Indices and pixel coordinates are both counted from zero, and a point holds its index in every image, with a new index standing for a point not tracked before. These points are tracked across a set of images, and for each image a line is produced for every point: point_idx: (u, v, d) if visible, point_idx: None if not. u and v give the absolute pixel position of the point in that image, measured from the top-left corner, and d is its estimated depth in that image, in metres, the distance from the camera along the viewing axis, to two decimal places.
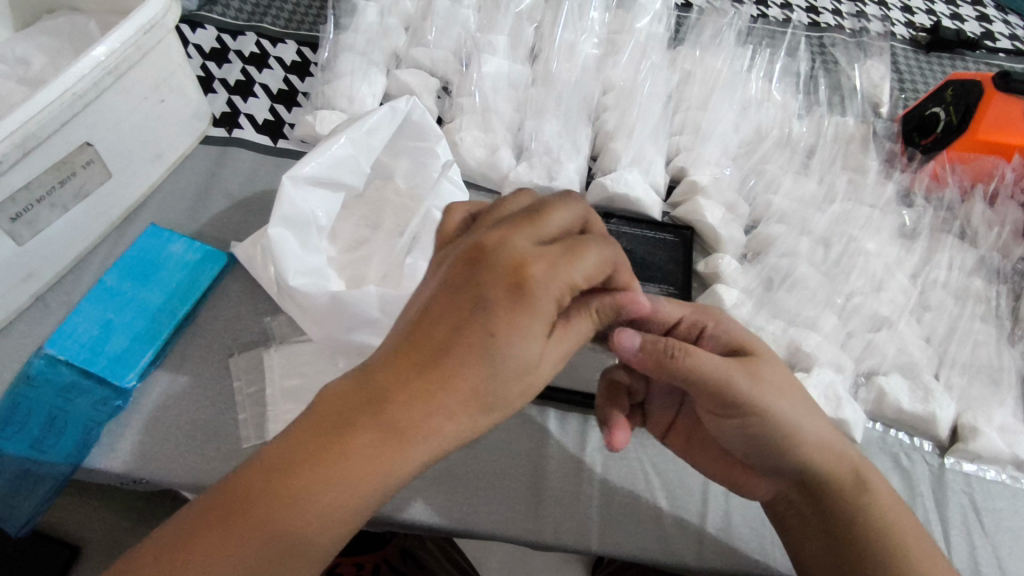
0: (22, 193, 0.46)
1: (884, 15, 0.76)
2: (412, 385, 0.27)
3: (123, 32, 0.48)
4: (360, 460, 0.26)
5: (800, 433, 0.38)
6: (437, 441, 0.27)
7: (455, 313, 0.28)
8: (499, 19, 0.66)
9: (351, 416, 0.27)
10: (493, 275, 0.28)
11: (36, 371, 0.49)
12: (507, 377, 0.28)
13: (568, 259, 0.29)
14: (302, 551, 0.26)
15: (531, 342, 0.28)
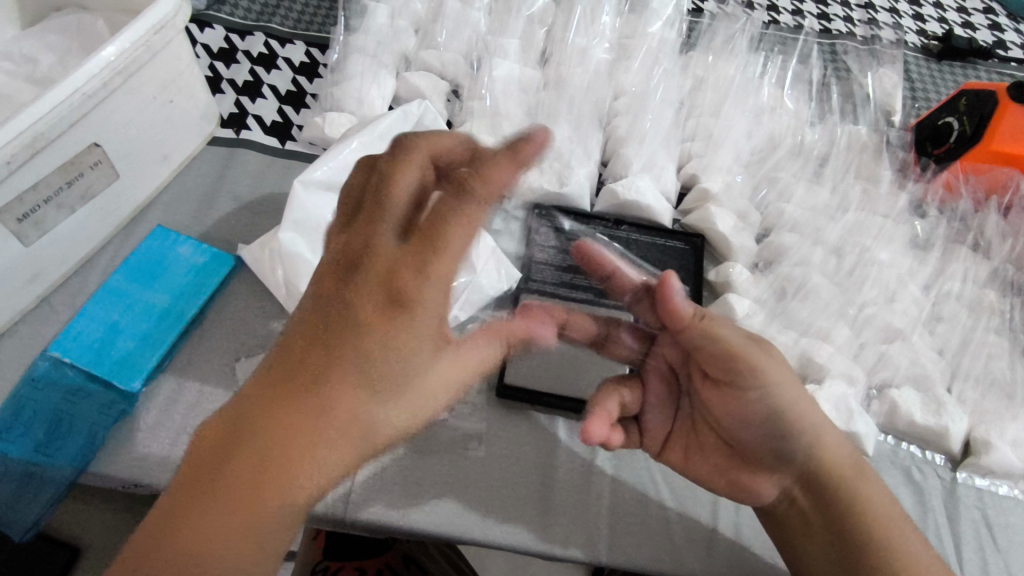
0: (30, 193, 0.46)
1: (896, 22, 0.76)
2: (325, 390, 0.29)
3: (134, 32, 0.47)
4: (276, 463, 0.28)
5: (808, 411, 0.42)
6: (353, 447, 0.30)
7: (339, 320, 0.30)
8: (510, 22, 0.66)
9: (273, 427, 0.28)
10: (371, 283, 0.30)
11: (40, 373, 0.48)
12: (401, 380, 0.31)
13: (433, 250, 0.30)
14: (218, 556, 0.28)
15: (411, 351, 0.31)
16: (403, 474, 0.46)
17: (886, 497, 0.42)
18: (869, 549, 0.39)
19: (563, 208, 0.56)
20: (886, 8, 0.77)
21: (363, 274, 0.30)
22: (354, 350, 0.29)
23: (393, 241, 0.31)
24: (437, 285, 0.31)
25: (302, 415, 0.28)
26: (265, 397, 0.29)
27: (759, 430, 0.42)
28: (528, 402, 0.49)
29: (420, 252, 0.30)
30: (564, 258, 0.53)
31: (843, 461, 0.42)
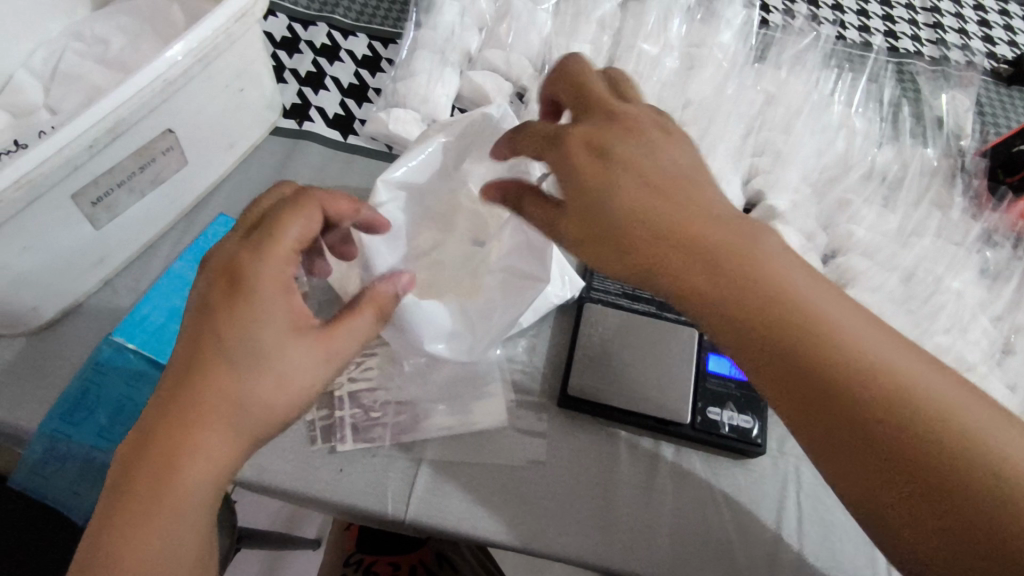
0: (105, 177, 0.45)
1: (965, 44, 0.74)
2: (173, 392, 0.33)
3: (215, 20, 0.47)
4: (138, 467, 0.32)
5: (699, 226, 0.34)
6: (212, 438, 0.33)
7: (192, 333, 0.34)
8: (577, 25, 0.65)
9: (144, 430, 0.33)
10: (213, 282, 0.35)
11: (106, 357, 0.48)
12: (228, 349, 0.34)
13: (270, 239, 0.36)
14: (129, 558, 0.31)
15: (230, 327, 0.34)
16: (463, 477, 0.46)
17: (892, 348, 0.31)
18: (903, 436, 0.29)
19: None
20: (955, 28, 0.75)
21: (211, 290, 0.35)
22: (214, 339, 0.34)
23: (236, 239, 0.37)
24: (276, 259, 0.36)
25: (166, 416, 0.33)
26: (147, 410, 0.34)
27: (665, 261, 0.34)
28: (590, 415, 0.49)
29: (256, 241, 0.36)
30: None
31: (766, 275, 0.33)
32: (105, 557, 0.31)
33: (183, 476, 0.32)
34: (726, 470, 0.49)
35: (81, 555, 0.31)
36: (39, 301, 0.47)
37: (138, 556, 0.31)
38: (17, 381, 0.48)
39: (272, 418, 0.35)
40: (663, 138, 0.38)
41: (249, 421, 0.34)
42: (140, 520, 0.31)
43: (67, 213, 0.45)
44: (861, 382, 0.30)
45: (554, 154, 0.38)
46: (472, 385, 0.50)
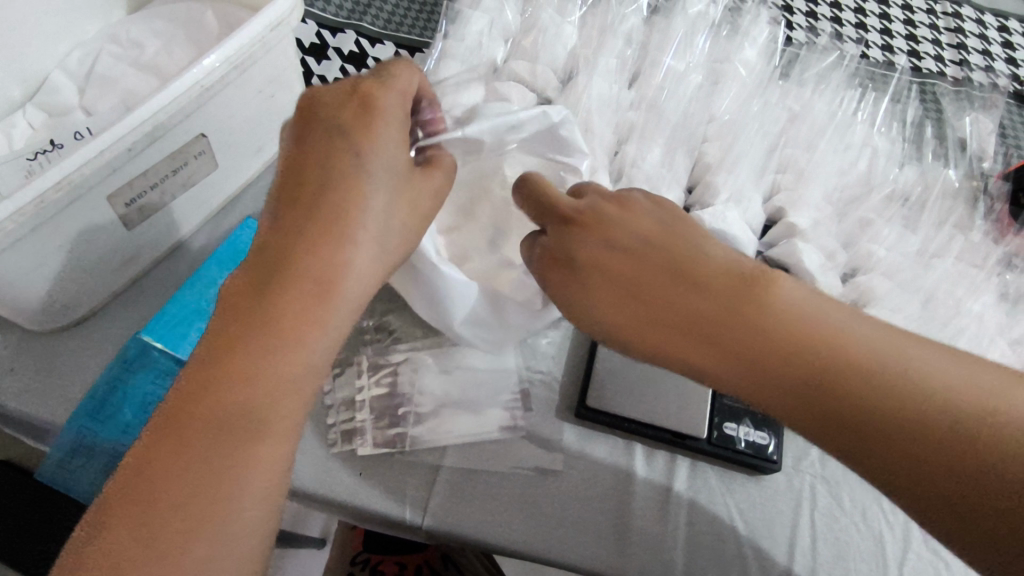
0: (140, 179, 0.46)
1: (988, 65, 0.74)
2: (305, 220, 0.35)
3: (253, 29, 0.48)
4: (281, 291, 0.34)
5: (719, 285, 0.36)
6: (349, 257, 0.36)
7: (304, 164, 0.37)
8: (603, 39, 0.65)
9: (271, 260, 0.35)
10: (341, 109, 0.37)
11: (132, 356, 0.49)
12: (365, 170, 0.37)
13: (394, 78, 0.39)
14: (270, 386, 0.33)
15: (370, 150, 0.37)
16: (480, 486, 0.47)
17: (929, 355, 0.32)
18: (923, 435, 0.30)
19: None
20: (978, 49, 0.75)
21: (324, 123, 0.37)
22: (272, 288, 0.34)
23: (341, 84, 0.39)
24: (396, 97, 0.39)
25: (300, 242, 0.35)
26: (259, 250, 0.35)
27: (694, 329, 0.35)
28: (609, 426, 0.49)
29: (379, 79, 0.39)
30: None
31: (799, 319, 0.34)
32: (252, 382, 0.32)
33: (322, 308, 0.35)
34: (741, 487, 0.49)
35: (207, 386, 0.32)
36: (70, 298, 0.48)
37: (279, 379, 0.33)
38: (47, 376, 0.49)
39: (392, 250, 0.39)
40: (640, 217, 0.40)
41: (383, 245, 0.38)
42: (289, 343, 0.33)
43: (102, 215, 0.45)
44: (906, 394, 0.31)
45: (573, 237, 0.40)
46: (490, 394, 0.50)
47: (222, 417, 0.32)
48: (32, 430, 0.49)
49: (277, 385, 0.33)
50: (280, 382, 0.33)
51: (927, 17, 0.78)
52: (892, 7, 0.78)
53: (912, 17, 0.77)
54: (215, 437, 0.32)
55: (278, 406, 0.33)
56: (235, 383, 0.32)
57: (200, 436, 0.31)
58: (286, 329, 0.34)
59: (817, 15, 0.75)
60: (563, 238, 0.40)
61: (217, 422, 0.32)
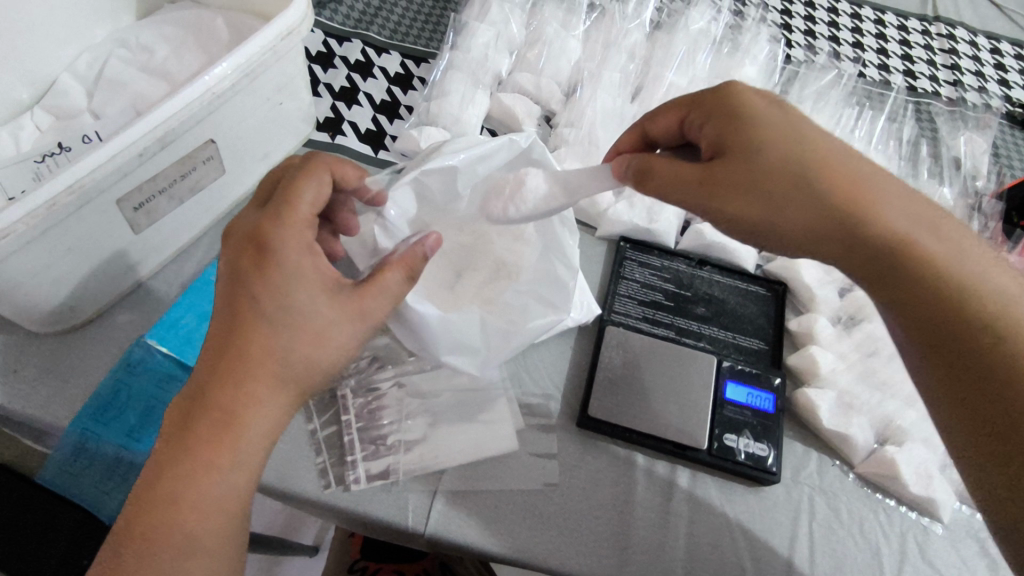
0: (149, 184, 0.47)
1: (982, 85, 0.75)
2: (222, 349, 0.36)
3: (264, 37, 0.49)
4: (195, 420, 0.35)
5: (916, 219, 0.38)
6: (254, 394, 0.35)
7: (222, 295, 0.37)
8: (607, 54, 0.67)
9: (201, 383, 0.35)
10: (241, 255, 0.37)
11: (136, 359, 0.50)
12: (267, 312, 0.36)
13: (288, 209, 0.38)
14: (186, 513, 0.34)
15: (267, 290, 0.36)
16: (482, 496, 0.47)
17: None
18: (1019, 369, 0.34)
19: (649, 244, 0.58)
20: (972, 70, 0.77)
21: (254, 236, 0.37)
22: (216, 379, 0.35)
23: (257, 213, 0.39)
24: (295, 229, 0.37)
25: (216, 371, 0.35)
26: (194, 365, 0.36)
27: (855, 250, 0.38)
28: (610, 436, 0.50)
29: (275, 212, 0.37)
30: (647, 294, 0.56)
31: (955, 274, 0.37)
32: (169, 508, 0.34)
33: (232, 435, 0.35)
34: (740, 498, 0.49)
35: (142, 507, 0.34)
36: (75, 303, 0.48)
37: (205, 500, 0.34)
38: (48, 379, 0.49)
39: (310, 368, 0.37)
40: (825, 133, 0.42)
41: (290, 375, 0.36)
42: (205, 470, 0.34)
43: (111, 218, 0.46)
44: (1022, 357, 0.34)
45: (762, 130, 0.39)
46: (492, 402, 0.51)
47: (147, 532, 0.34)
48: (33, 433, 0.49)
49: (195, 517, 0.34)
50: (199, 508, 0.34)
51: (922, 38, 0.79)
52: (888, 27, 0.79)
53: (907, 37, 0.79)
54: (161, 521, 0.34)
55: (203, 533, 0.34)
56: (183, 465, 0.34)
57: (131, 541, 0.33)
58: (232, 411, 0.35)
59: (814, 34, 0.76)
60: (759, 120, 0.39)
61: (141, 531, 0.34)
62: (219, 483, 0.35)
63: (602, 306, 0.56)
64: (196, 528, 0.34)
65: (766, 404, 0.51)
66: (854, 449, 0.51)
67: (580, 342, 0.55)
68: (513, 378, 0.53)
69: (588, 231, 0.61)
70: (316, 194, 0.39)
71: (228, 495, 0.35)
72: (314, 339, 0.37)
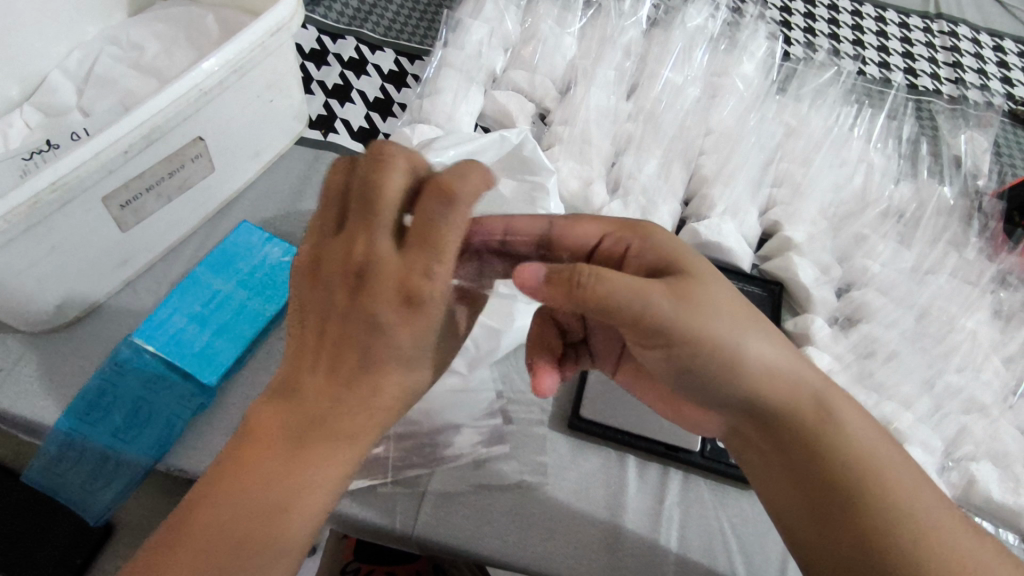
0: (135, 181, 0.46)
1: (983, 84, 0.74)
2: (346, 381, 0.31)
3: (253, 33, 0.48)
4: (303, 451, 0.31)
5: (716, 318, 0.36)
6: (364, 425, 0.32)
7: (343, 312, 0.31)
8: (602, 51, 0.66)
9: (321, 414, 0.31)
10: (381, 294, 0.30)
11: (123, 358, 0.49)
12: (404, 350, 0.32)
13: (440, 251, 0.30)
14: (287, 533, 0.31)
15: (411, 330, 0.31)
16: (471, 498, 0.46)
17: (933, 497, 0.35)
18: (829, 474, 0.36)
19: None
20: (974, 68, 0.76)
21: (404, 277, 0.30)
22: (336, 404, 0.31)
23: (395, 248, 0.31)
24: (447, 273, 0.31)
25: (336, 391, 0.31)
26: (302, 383, 0.32)
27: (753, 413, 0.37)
28: (601, 437, 0.49)
29: (425, 251, 0.30)
30: None
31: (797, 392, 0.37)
32: (271, 526, 0.30)
33: (343, 460, 0.32)
34: (732, 500, 0.49)
35: (222, 522, 0.30)
36: (61, 301, 0.48)
37: (303, 521, 0.31)
38: (36, 378, 0.48)
39: (414, 393, 0.35)
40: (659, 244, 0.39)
41: (402, 403, 0.34)
42: (313, 492, 0.31)
43: (97, 215, 0.45)
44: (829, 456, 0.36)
45: (613, 273, 0.34)
46: (483, 403, 0.50)
47: (233, 547, 0.30)
48: (20, 431, 0.49)
49: (295, 542, 0.31)
50: (299, 527, 0.31)
51: (924, 35, 0.78)
52: (888, 24, 0.78)
53: (908, 34, 0.78)
54: (256, 538, 0.30)
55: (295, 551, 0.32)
56: (288, 484, 0.31)
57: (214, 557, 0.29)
58: (345, 436, 0.32)
59: (814, 31, 0.75)
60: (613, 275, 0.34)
61: (231, 561, 0.29)
62: (320, 506, 0.32)
63: None
64: (293, 543, 0.31)
65: None
66: None
67: None
68: (504, 378, 0.52)
69: None
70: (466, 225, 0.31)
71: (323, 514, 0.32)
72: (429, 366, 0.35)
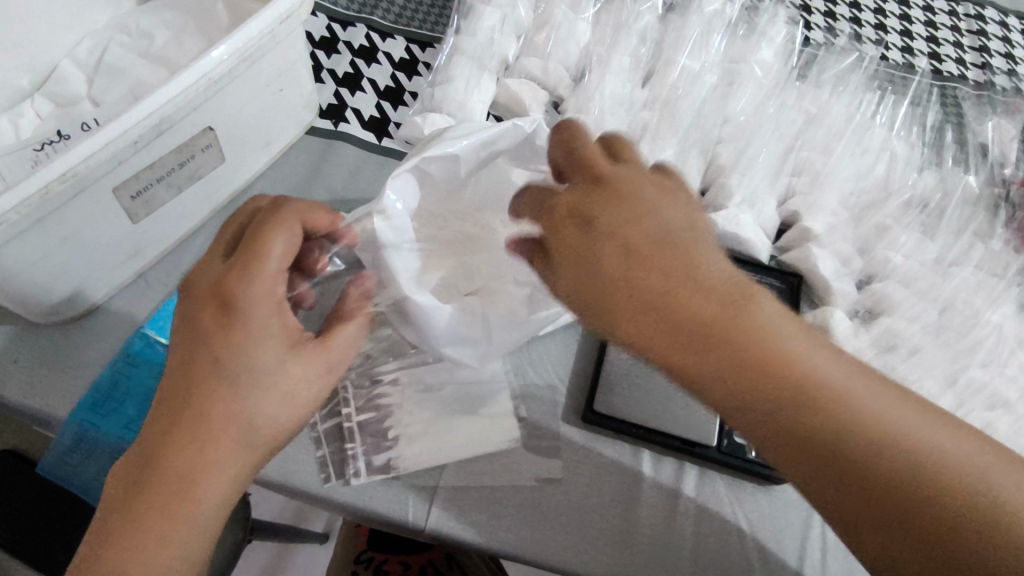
0: (145, 172, 0.46)
1: (1011, 69, 0.72)
2: (152, 420, 0.36)
3: (262, 21, 0.48)
4: (150, 485, 0.34)
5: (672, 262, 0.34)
6: (216, 458, 0.35)
7: (187, 337, 0.36)
8: (617, 38, 0.65)
9: (144, 451, 0.35)
10: (203, 307, 0.36)
11: (136, 350, 0.49)
12: (229, 373, 0.36)
13: (256, 262, 0.36)
14: (153, 556, 0.34)
15: (229, 350, 0.36)
16: (484, 492, 0.46)
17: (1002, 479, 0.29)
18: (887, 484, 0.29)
19: None
20: (1001, 52, 0.73)
21: (200, 288, 0.37)
22: (187, 425, 0.35)
23: (223, 265, 0.37)
24: (262, 284, 0.37)
25: (165, 410, 0.35)
26: (148, 423, 0.36)
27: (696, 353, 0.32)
28: (615, 432, 0.49)
29: (242, 266, 0.36)
30: None
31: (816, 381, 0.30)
32: (140, 546, 0.34)
33: (205, 486, 0.35)
34: (748, 496, 0.48)
35: (104, 542, 0.34)
36: (73, 293, 0.48)
37: (172, 542, 0.34)
38: (50, 369, 0.48)
39: (268, 432, 0.37)
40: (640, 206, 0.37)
41: (252, 438, 0.37)
42: (179, 514, 0.34)
43: (108, 207, 0.45)
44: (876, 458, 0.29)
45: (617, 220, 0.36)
46: (496, 396, 0.50)
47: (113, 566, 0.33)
48: (35, 422, 0.49)
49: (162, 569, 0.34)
50: (168, 550, 0.34)
51: (949, 19, 0.76)
52: (912, 8, 0.76)
53: (933, 18, 0.76)
54: (130, 554, 0.33)
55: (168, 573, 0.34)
56: (162, 508, 0.34)
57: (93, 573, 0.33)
58: (212, 458, 0.35)
59: (835, 15, 0.73)
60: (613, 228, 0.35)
61: (113, 561, 0.33)
62: (187, 534, 0.35)
63: None
64: (160, 569, 0.34)
65: None
66: None
67: (586, 335, 0.53)
68: (517, 369, 0.52)
69: None
70: (285, 249, 0.37)
71: (197, 540, 0.35)
72: (291, 403, 0.38)
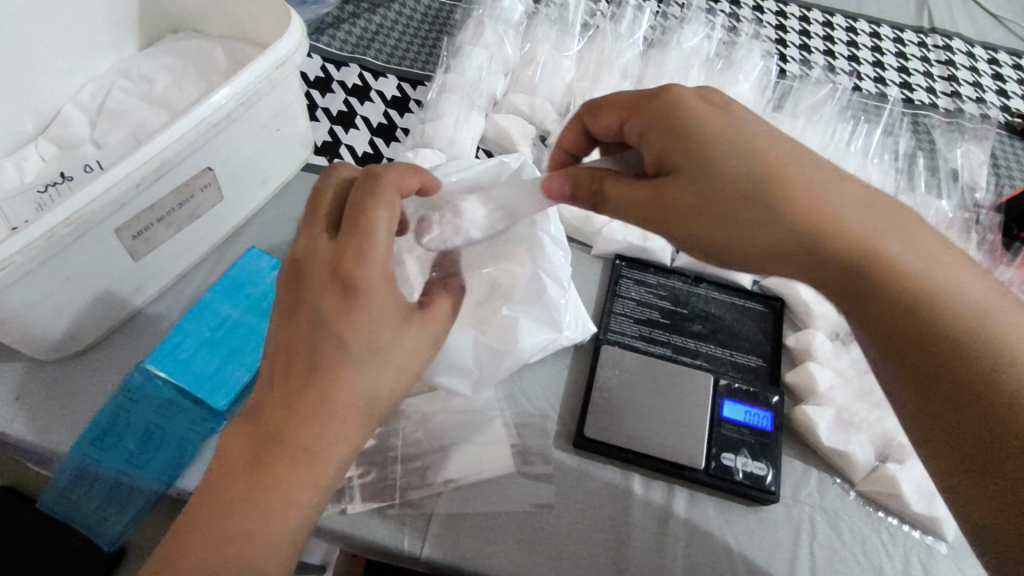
0: (147, 213, 0.48)
1: (979, 96, 0.75)
2: (271, 401, 0.35)
3: (260, 67, 0.50)
4: (272, 464, 0.34)
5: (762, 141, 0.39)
6: (340, 434, 0.35)
7: (306, 314, 0.36)
8: (601, 74, 0.67)
9: (266, 430, 0.34)
10: (325, 289, 0.36)
11: (136, 385, 0.50)
12: (352, 350, 0.35)
13: (370, 245, 0.36)
14: (275, 527, 0.34)
15: (355, 332, 0.35)
16: (477, 519, 0.47)
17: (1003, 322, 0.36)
18: (928, 337, 0.36)
19: (644, 261, 0.59)
20: (970, 81, 0.77)
21: (311, 268, 0.36)
22: (313, 403, 0.34)
23: (331, 245, 0.37)
24: (378, 264, 0.36)
25: (285, 388, 0.35)
26: (265, 400, 0.35)
27: (802, 258, 0.37)
28: (606, 456, 0.50)
29: (357, 247, 0.36)
30: (643, 312, 0.56)
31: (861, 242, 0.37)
32: (263, 518, 0.34)
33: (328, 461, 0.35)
34: (738, 516, 0.49)
35: (223, 517, 0.34)
36: (75, 330, 0.49)
37: (293, 512, 0.34)
38: (51, 405, 0.49)
39: (381, 403, 0.37)
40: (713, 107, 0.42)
41: (369, 411, 0.37)
42: (300, 487, 0.34)
43: (110, 247, 0.47)
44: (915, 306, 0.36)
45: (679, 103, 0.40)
46: (489, 423, 0.51)
47: (232, 537, 0.33)
48: (34, 457, 0.50)
49: (281, 539, 0.34)
50: (287, 520, 0.34)
51: (919, 50, 0.79)
52: (883, 40, 0.79)
53: (903, 49, 0.79)
54: (252, 525, 0.34)
55: (286, 541, 0.34)
56: (285, 481, 0.34)
57: (213, 549, 0.33)
58: (336, 431, 0.35)
59: (809, 48, 0.77)
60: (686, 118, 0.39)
61: (234, 533, 0.33)
62: (307, 504, 0.35)
63: (598, 324, 0.57)
64: (281, 537, 0.34)
65: (763, 422, 0.51)
66: (856, 467, 0.50)
67: (576, 362, 0.55)
68: (509, 398, 0.53)
69: (583, 249, 0.62)
70: (389, 228, 0.37)
71: (314, 510, 0.35)
72: (405, 372, 0.38)
